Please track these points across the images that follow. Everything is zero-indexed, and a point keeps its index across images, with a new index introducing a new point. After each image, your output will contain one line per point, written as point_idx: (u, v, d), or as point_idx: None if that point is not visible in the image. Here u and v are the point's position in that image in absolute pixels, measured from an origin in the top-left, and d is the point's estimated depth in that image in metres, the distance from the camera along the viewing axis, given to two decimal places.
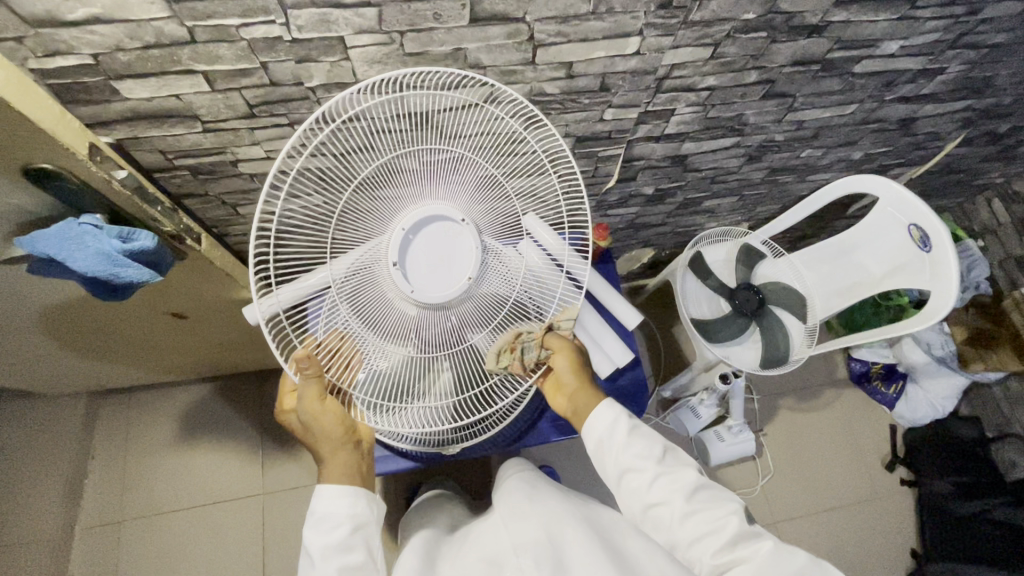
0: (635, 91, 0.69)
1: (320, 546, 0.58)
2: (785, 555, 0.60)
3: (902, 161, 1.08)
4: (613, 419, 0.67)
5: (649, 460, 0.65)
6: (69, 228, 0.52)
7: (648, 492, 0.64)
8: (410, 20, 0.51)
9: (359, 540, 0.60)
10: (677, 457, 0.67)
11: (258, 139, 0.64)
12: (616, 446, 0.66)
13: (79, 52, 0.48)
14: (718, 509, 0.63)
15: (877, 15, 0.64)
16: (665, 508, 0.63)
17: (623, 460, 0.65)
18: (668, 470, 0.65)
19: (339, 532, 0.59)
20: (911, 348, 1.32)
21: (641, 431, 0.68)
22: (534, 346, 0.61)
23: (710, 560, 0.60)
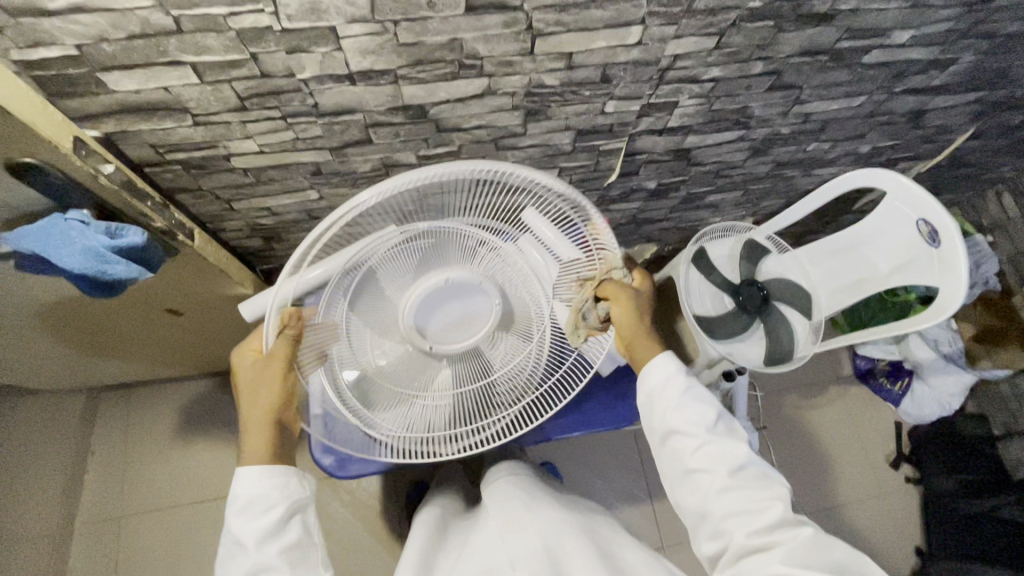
0: (637, 82, 0.67)
1: (254, 533, 0.56)
2: (822, 548, 0.56)
3: (911, 154, 1.05)
4: (666, 375, 0.65)
5: (700, 426, 0.63)
6: (55, 224, 0.51)
7: (691, 456, 0.63)
8: (403, 8, 0.49)
9: (296, 520, 0.59)
10: (730, 429, 0.64)
11: (251, 133, 0.63)
12: (666, 402, 0.65)
13: (62, 43, 0.47)
14: (761, 490, 0.61)
15: (888, 3, 0.62)
16: (707, 475, 0.62)
17: (672, 420, 0.64)
18: (718, 440, 0.62)
19: (272, 514, 0.57)
20: (920, 346, 1.27)
21: (697, 393, 0.65)
22: (592, 312, 0.64)
23: (741, 538, 0.59)
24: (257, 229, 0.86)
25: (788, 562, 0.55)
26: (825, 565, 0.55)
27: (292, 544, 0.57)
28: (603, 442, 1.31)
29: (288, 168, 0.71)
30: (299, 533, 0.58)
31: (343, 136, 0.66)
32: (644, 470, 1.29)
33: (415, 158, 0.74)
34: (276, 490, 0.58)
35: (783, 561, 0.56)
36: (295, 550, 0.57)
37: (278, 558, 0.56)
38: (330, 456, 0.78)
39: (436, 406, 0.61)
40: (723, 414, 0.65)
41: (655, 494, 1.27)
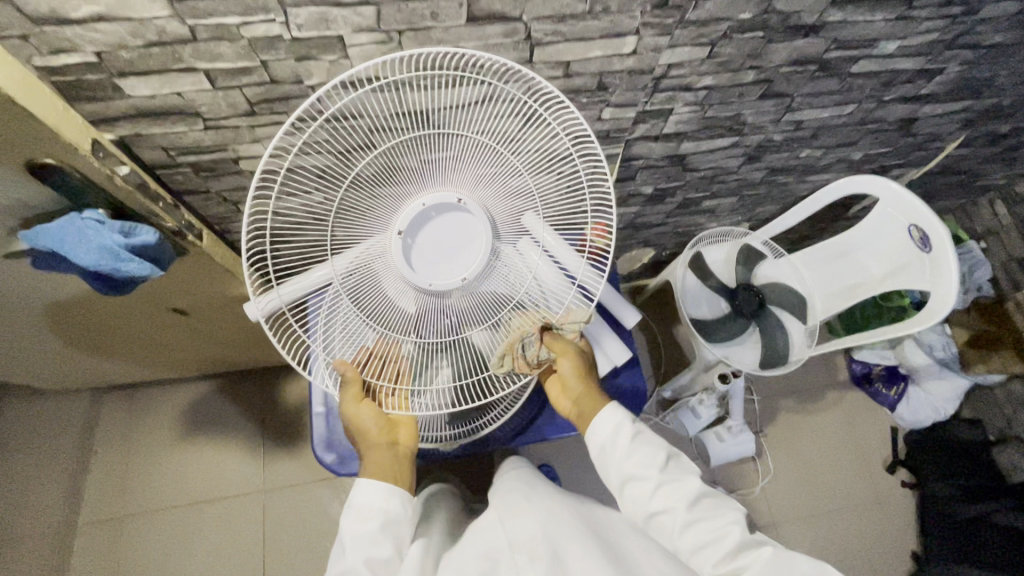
0: (632, 90, 0.69)
1: (349, 536, 0.60)
2: (787, 563, 0.58)
3: (902, 161, 1.08)
4: (615, 423, 0.69)
5: (652, 468, 0.66)
6: (72, 223, 0.53)
7: (650, 499, 0.65)
8: (408, 19, 0.52)
9: (386, 534, 0.61)
10: (679, 465, 0.68)
11: (259, 137, 0.65)
12: (617, 453, 0.68)
13: (83, 50, 0.49)
14: (719, 520, 0.63)
15: (873, 16, 0.65)
16: (666, 516, 0.64)
17: (626, 467, 0.67)
18: (671, 478, 0.66)
19: (369, 525, 0.61)
20: (914, 350, 1.32)
21: (644, 436, 0.69)
22: (534, 342, 0.61)
23: (710, 570, 0.60)
24: None
25: None
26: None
27: (381, 556, 0.59)
28: None
29: None
30: (390, 549, 0.60)
31: None
32: None
33: None
34: (379, 505, 0.62)
35: None
36: (384, 563, 0.59)
37: (364, 566, 0.58)
38: (332, 453, 0.80)
39: (431, 394, 0.61)
40: (673, 453, 0.69)
41: None
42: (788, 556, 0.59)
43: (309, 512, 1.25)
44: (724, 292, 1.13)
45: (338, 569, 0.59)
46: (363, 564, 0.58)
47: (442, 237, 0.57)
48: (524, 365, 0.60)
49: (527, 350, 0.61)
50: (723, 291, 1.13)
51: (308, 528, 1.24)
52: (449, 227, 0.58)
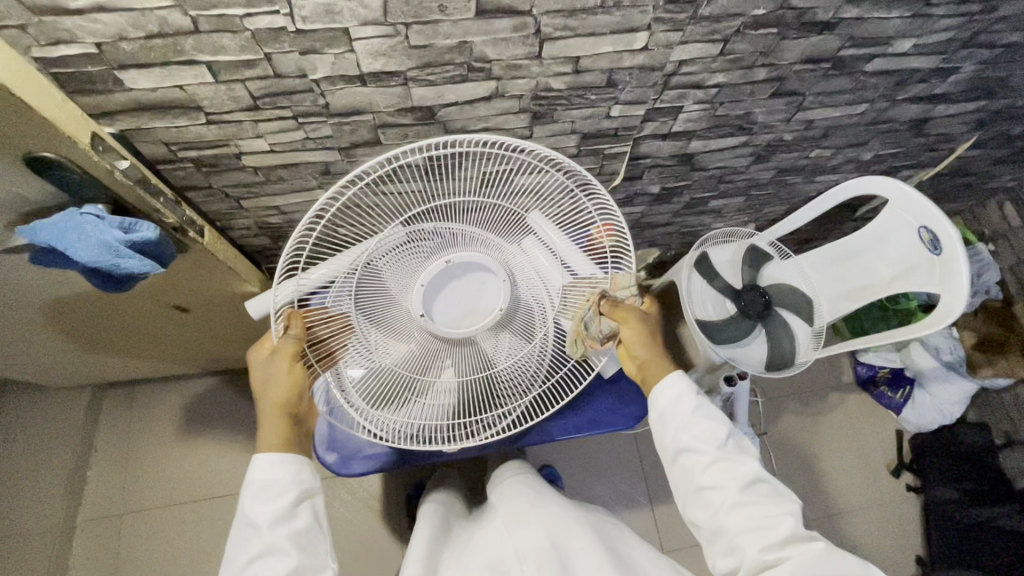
0: (642, 87, 0.68)
1: (264, 516, 0.54)
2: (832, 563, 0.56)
3: (912, 162, 1.06)
4: (676, 391, 0.64)
5: (709, 443, 0.62)
6: (71, 218, 0.52)
7: (701, 473, 0.61)
8: (415, 12, 0.51)
9: (304, 508, 0.57)
10: (739, 444, 0.63)
11: (262, 132, 0.64)
12: (676, 420, 0.63)
13: (83, 41, 0.48)
14: (772, 506, 0.59)
15: (889, 13, 0.63)
16: (718, 493, 0.60)
17: (682, 438, 0.63)
18: (728, 457, 0.61)
19: (283, 500, 0.55)
20: (921, 355, 1.30)
21: (709, 409, 0.63)
22: (592, 318, 0.63)
23: (754, 557, 0.57)
24: (264, 228, 0.87)
25: None
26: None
27: (301, 529, 0.55)
28: (604, 445, 1.31)
29: (297, 167, 0.72)
30: (306, 521, 0.56)
31: (352, 136, 0.67)
32: (644, 473, 1.29)
33: None
34: (287, 478, 0.56)
35: None
36: (303, 536, 0.55)
37: (286, 542, 0.54)
38: (334, 454, 0.79)
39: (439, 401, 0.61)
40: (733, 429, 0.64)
41: (655, 498, 1.27)
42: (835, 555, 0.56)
43: None
44: (729, 293, 1.12)
45: (255, 547, 0.53)
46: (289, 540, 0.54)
47: (463, 288, 0.59)
48: (592, 342, 0.63)
49: (587, 326, 0.63)
50: (729, 292, 1.11)
51: None
52: (473, 284, 0.60)
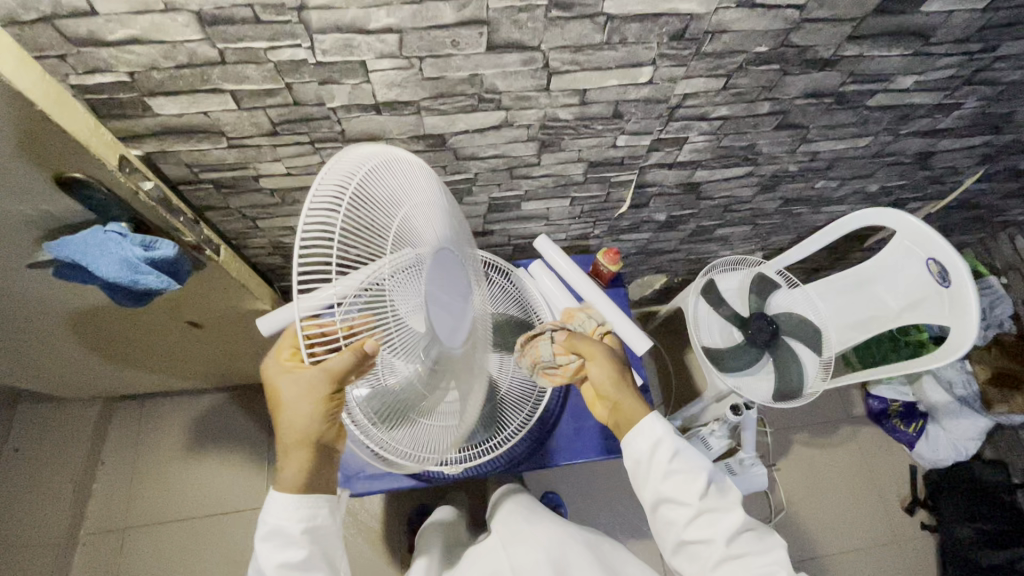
0: (647, 119, 0.70)
1: (273, 565, 0.56)
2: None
3: (919, 195, 1.07)
4: (656, 438, 0.62)
5: (691, 496, 0.60)
6: (96, 235, 0.54)
7: (685, 527, 0.60)
8: (429, 46, 0.53)
9: (318, 561, 0.59)
10: (721, 494, 0.62)
11: (281, 156, 0.67)
12: (650, 471, 0.62)
13: (116, 70, 0.51)
14: (756, 556, 0.60)
15: (889, 51, 0.65)
16: (704, 547, 0.60)
17: (663, 490, 0.61)
18: (712, 508, 0.60)
19: (298, 548, 0.57)
20: (932, 387, 1.29)
21: (686, 456, 0.62)
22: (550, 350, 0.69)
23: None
24: (278, 248, 0.90)
25: None
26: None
27: (295, 561, 0.57)
28: (608, 472, 1.30)
29: (312, 190, 0.75)
30: (303, 554, 0.58)
31: None
32: None
33: None
34: (301, 520, 0.58)
35: None
36: (296, 568, 0.57)
37: (277, 570, 0.56)
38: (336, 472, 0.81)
39: None
40: (716, 476, 0.63)
41: None
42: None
43: None
44: (736, 321, 1.11)
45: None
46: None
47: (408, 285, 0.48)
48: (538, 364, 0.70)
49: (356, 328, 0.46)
50: (736, 320, 1.11)
51: None
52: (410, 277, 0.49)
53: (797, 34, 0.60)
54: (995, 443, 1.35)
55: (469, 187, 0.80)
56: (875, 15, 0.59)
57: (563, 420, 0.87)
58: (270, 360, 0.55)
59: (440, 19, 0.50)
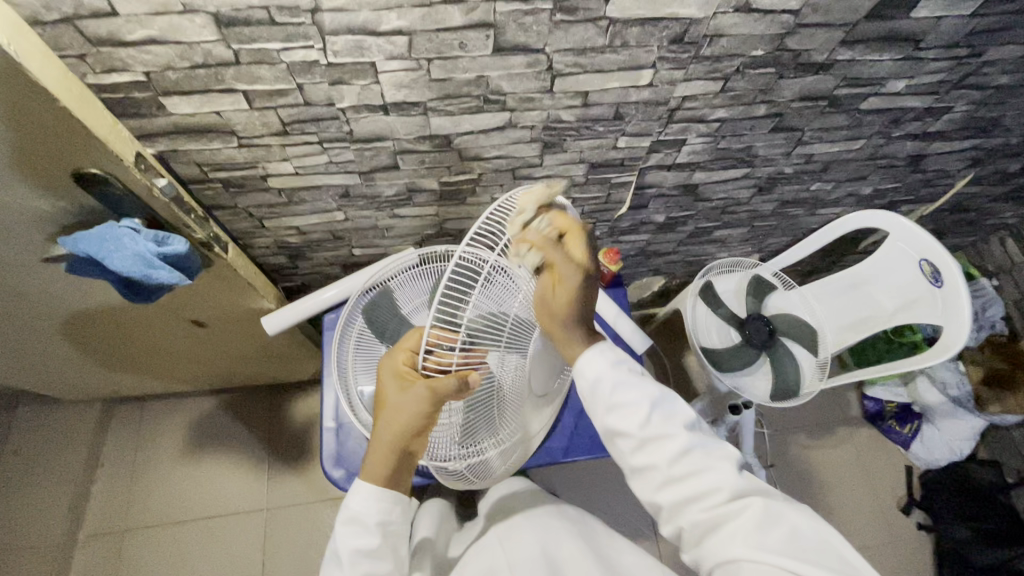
0: (648, 120, 0.72)
1: (349, 549, 0.60)
2: (774, 520, 0.55)
3: (911, 197, 1.09)
4: (591, 372, 0.62)
5: (642, 399, 0.61)
6: (109, 230, 0.55)
7: (631, 454, 0.61)
8: (437, 48, 0.55)
9: (388, 549, 0.62)
10: (673, 403, 0.62)
11: (289, 156, 0.68)
12: (602, 390, 0.61)
13: (133, 70, 0.52)
14: (705, 475, 0.59)
15: (881, 55, 0.67)
16: (650, 472, 0.60)
17: (614, 400, 0.61)
18: (665, 411, 0.61)
19: (369, 536, 0.61)
20: (926, 388, 1.30)
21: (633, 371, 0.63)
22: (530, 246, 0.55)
23: (690, 522, 0.58)
24: (283, 248, 0.91)
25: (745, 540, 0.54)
26: (779, 543, 0.54)
27: (367, 547, 0.60)
28: (608, 473, 1.32)
29: (318, 189, 0.76)
30: (375, 540, 0.61)
31: (372, 161, 0.71)
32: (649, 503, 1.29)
33: (437, 184, 0.79)
34: (379, 512, 0.62)
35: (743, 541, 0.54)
36: (369, 554, 0.60)
37: (349, 555, 0.59)
38: (340, 469, 0.83)
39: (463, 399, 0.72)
40: (660, 401, 0.62)
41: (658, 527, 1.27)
42: (774, 511, 0.56)
43: (308, 533, 1.24)
44: (734, 322, 1.13)
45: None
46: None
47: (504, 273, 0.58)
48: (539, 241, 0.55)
49: (531, 221, 0.54)
50: (734, 321, 1.13)
51: (311, 547, 1.23)
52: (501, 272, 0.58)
53: (792, 39, 0.62)
54: (990, 443, 1.37)
55: (473, 188, 0.81)
56: (867, 21, 0.61)
57: (564, 417, 0.88)
58: (388, 357, 0.61)
59: (449, 21, 0.52)
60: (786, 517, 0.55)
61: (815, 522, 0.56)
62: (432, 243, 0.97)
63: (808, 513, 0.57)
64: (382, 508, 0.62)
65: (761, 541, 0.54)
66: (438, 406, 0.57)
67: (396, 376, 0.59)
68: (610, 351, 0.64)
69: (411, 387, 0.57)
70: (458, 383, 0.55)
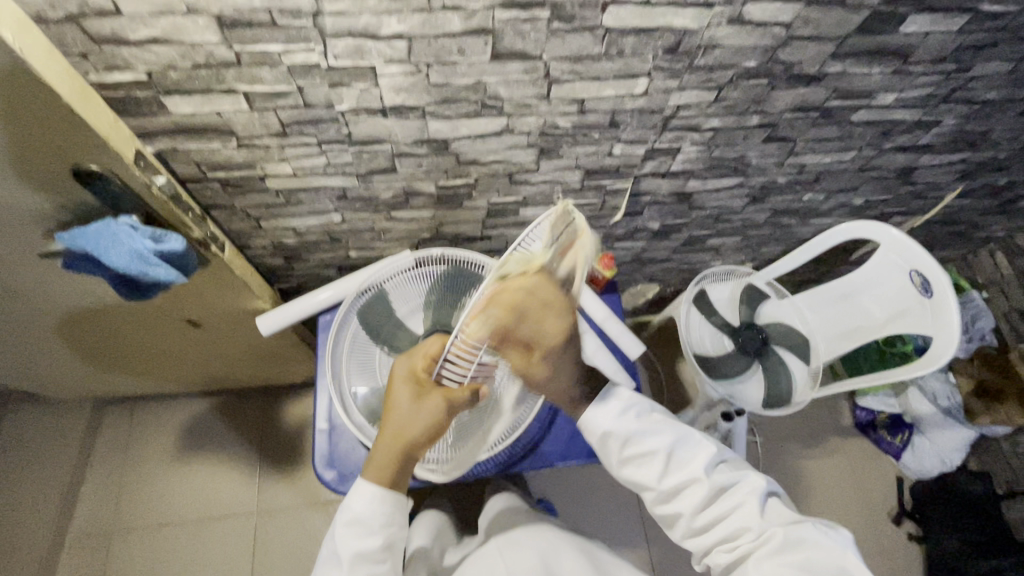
0: (643, 128, 0.73)
1: (351, 553, 0.60)
2: (791, 547, 0.58)
3: (902, 209, 1.11)
4: (606, 432, 0.67)
5: (655, 451, 0.66)
6: (107, 226, 0.56)
7: (659, 505, 0.67)
8: (436, 53, 0.56)
9: (389, 554, 0.62)
10: (687, 443, 0.67)
11: (288, 157, 0.69)
12: (622, 444, 0.67)
13: (135, 69, 0.53)
14: (724, 510, 0.63)
15: (871, 68, 0.68)
16: (679, 519, 0.66)
17: (632, 456, 0.67)
18: (677, 456, 0.66)
19: (370, 538, 0.61)
20: (917, 399, 1.31)
21: (650, 419, 0.69)
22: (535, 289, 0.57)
23: (721, 560, 0.63)
24: (280, 249, 0.91)
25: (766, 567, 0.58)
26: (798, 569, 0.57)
27: (366, 550, 0.61)
28: (601, 480, 1.32)
29: (316, 191, 0.77)
30: (377, 542, 0.61)
31: (370, 163, 0.72)
32: (641, 510, 1.29)
33: (434, 188, 0.80)
34: (383, 515, 0.62)
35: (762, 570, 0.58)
36: (369, 555, 0.61)
37: (351, 557, 0.60)
38: (333, 470, 0.83)
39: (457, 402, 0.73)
40: (676, 444, 0.67)
41: (650, 534, 1.27)
42: (791, 537, 0.58)
43: (299, 537, 1.23)
44: (727, 329, 1.14)
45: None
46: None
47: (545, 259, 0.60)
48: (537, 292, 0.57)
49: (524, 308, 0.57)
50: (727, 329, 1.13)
51: (301, 552, 1.22)
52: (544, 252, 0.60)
53: (784, 51, 0.63)
54: (979, 454, 1.38)
55: (470, 192, 0.82)
56: (858, 34, 0.63)
57: (557, 421, 0.88)
58: (405, 360, 0.65)
59: (448, 27, 0.53)
60: (805, 544, 0.58)
61: (834, 543, 0.57)
62: (428, 246, 0.98)
63: (824, 532, 0.59)
64: (386, 508, 0.62)
65: (781, 568, 0.57)
66: (452, 409, 0.60)
67: (411, 379, 0.63)
68: (621, 399, 0.69)
69: (428, 392, 0.60)
70: (468, 397, 0.61)
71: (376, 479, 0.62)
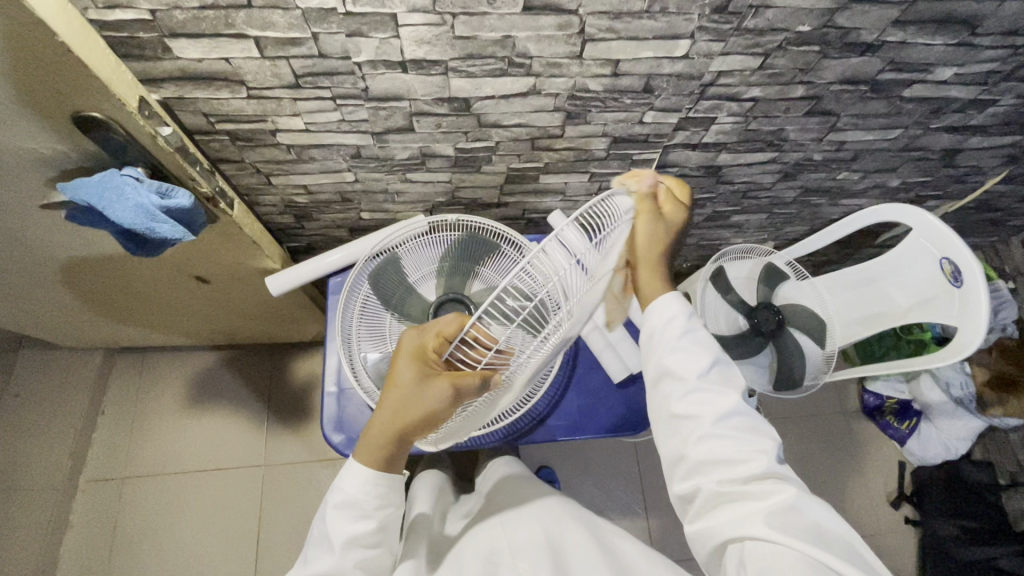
0: (678, 95, 0.68)
1: (344, 538, 0.60)
2: (797, 512, 0.55)
3: (940, 193, 1.06)
4: (668, 316, 0.62)
5: (690, 370, 0.60)
6: (110, 177, 0.53)
7: (676, 402, 0.61)
8: (463, 3, 0.51)
9: (383, 536, 0.63)
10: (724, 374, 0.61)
11: (300, 111, 0.65)
12: (663, 343, 0.62)
13: (138, 7, 0.49)
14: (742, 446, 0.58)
15: (934, 39, 0.63)
16: (686, 431, 0.60)
17: (667, 360, 0.61)
18: (708, 388, 0.60)
19: (364, 522, 0.60)
20: (930, 386, 1.29)
21: (698, 337, 0.62)
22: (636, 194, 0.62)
23: (712, 488, 0.58)
24: (290, 207, 0.88)
25: (765, 520, 0.54)
26: (797, 532, 0.54)
27: (360, 534, 0.60)
28: (603, 450, 1.32)
29: (329, 148, 0.73)
30: (372, 524, 0.61)
31: (387, 122, 0.68)
32: (641, 482, 1.30)
33: (452, 150, 0.76)
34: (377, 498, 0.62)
35: (763, 521, 0.54)
36: (361, 538, 0.60)
37: (345, 543, 0.59)
38: (340, 433, 0.83)
39: None
40: (719, 362, 0.62)
41: (648, 505, 1.28)
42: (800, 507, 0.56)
43: (303, 491, 1.25)
44: (743, 309, 1.11)
45: (326, 563, 0.59)
46: (354, 568, 0.60)
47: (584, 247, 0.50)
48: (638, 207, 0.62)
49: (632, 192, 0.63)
50: (743, 307, 1.10)
51: (305, 505, 1.24)
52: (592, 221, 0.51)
53: (842, 15, 0.58)
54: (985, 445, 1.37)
55: (489, 156, 0.78)
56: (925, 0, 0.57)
57: (564, 396, 0.87)
58: (414, 335, 0.59)
59: None
60: (809, 516, 0.55)
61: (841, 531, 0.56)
62: (442, 212, 0.95)
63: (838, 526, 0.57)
64: (377, 489, 0.61)
65: (779, 524, 0.54)
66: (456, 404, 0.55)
67: (419, 357, 0.58)
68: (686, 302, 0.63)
69: (431, 378, 0.55)
70: (479, 384, 0.53)
71: (367, 461, 0.60)
